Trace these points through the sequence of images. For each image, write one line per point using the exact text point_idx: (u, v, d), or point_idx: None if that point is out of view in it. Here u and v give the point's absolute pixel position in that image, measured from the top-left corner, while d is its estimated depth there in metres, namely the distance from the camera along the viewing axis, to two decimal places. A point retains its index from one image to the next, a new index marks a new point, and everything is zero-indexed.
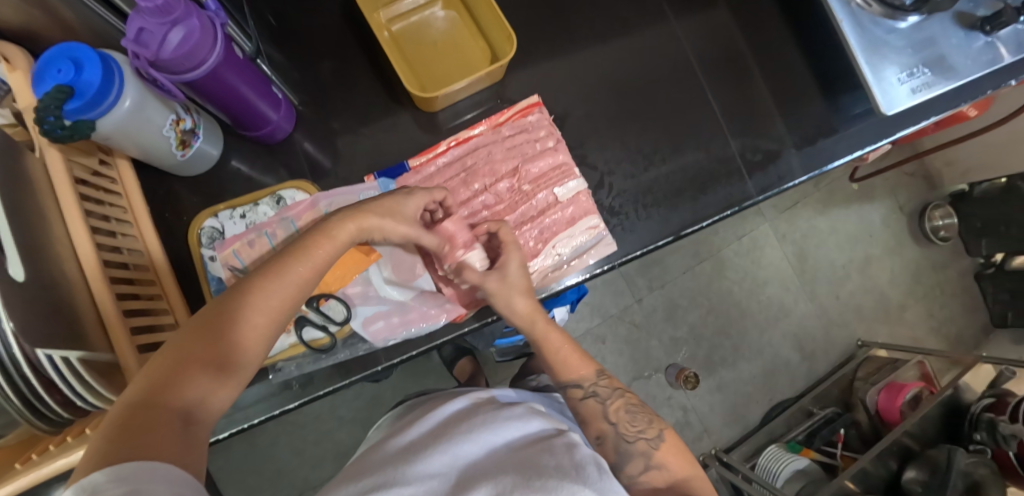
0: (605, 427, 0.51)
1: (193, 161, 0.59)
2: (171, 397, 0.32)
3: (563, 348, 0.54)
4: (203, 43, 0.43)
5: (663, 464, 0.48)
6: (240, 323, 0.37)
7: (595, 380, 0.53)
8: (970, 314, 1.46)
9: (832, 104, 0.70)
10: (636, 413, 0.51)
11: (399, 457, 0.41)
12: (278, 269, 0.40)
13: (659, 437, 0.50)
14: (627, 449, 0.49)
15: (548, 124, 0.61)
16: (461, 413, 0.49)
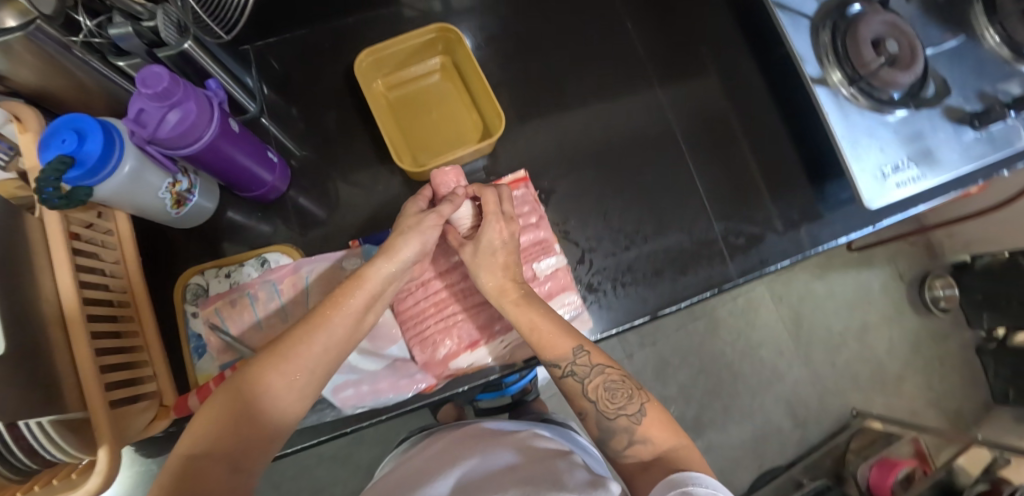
0: (586, 404, 0.49)
1: (187, 216, 0.62)
2: (221, 449, 0.38)
3: (539, 329, 0.52)
4: (200, 122, 0.45)
5: (647, 438, 0.46)
6: (270, 384, 0.40)
7: (573, 358, 0.50)
8: (971, 388, 1.42)
9: (818, 190, 0.71)
10: (615, 388, 0.48)
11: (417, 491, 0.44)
12: (315, 325, 0.43)
13: (641, 411, 0.47)
14: (608, 426, 0.47)
15: (533, 199, 0.63)
16: (468, 444, 0.51)
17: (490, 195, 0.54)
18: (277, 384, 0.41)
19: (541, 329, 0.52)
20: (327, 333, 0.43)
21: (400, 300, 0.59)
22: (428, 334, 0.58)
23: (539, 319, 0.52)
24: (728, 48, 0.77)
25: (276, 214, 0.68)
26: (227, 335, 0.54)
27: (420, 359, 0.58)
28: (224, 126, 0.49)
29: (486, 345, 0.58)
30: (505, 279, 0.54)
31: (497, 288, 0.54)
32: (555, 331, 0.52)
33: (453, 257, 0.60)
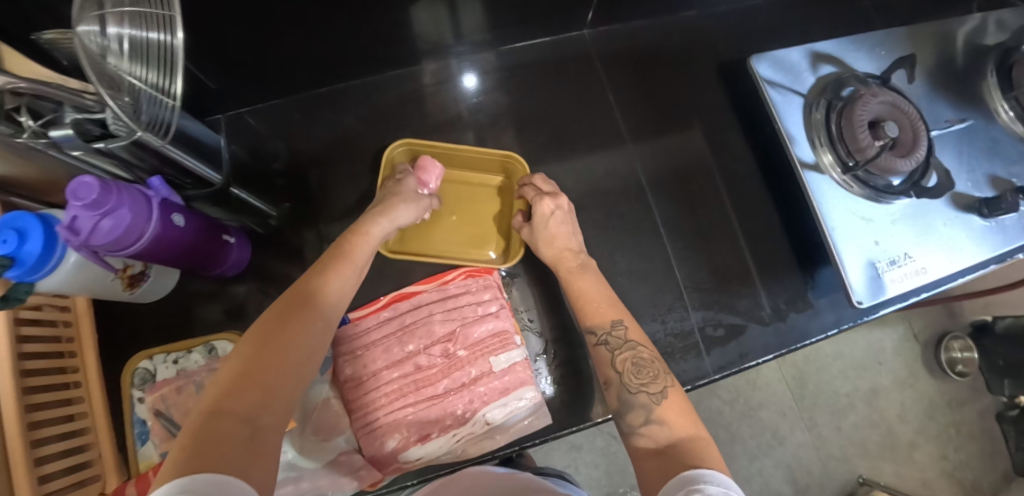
0: (611, 374, 0.48)
1: (145, 293, 0.60)
2: (245, 397, 0.31)
3: (582, 299, 0.55)
4: (136, 223, 0.45)
5: (662, 420, 0.41)
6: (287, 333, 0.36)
7: (609, 328, 0.51)
8: (991, 459, 1.31)
9: (808, 278, 0.67)
10: (642, 365, 0.47)
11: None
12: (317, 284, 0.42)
13: (662, 393, 0.44)
14: (628, 398, 0.45)
15: (494, 286, 0.60)
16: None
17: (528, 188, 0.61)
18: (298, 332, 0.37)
19: (585, 293, 0.55)
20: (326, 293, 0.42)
21: (349, 389, 0.57)
22: (377, 426, 0.55)
23: (587, 287, 0.56)
24: (718, 122, 0.73)
25: (244, 286, 0.68)
26: (171, 424, 0.54)
27: (366, 452, 0.55)
28: (168, 219, 0.49)
29: (438, 439, 0.55)
30: (563, 249, 0.59)
31: (554, 257, 0.59)
32: (600, 300, 0.54)
33: (406, 347, 0.58)
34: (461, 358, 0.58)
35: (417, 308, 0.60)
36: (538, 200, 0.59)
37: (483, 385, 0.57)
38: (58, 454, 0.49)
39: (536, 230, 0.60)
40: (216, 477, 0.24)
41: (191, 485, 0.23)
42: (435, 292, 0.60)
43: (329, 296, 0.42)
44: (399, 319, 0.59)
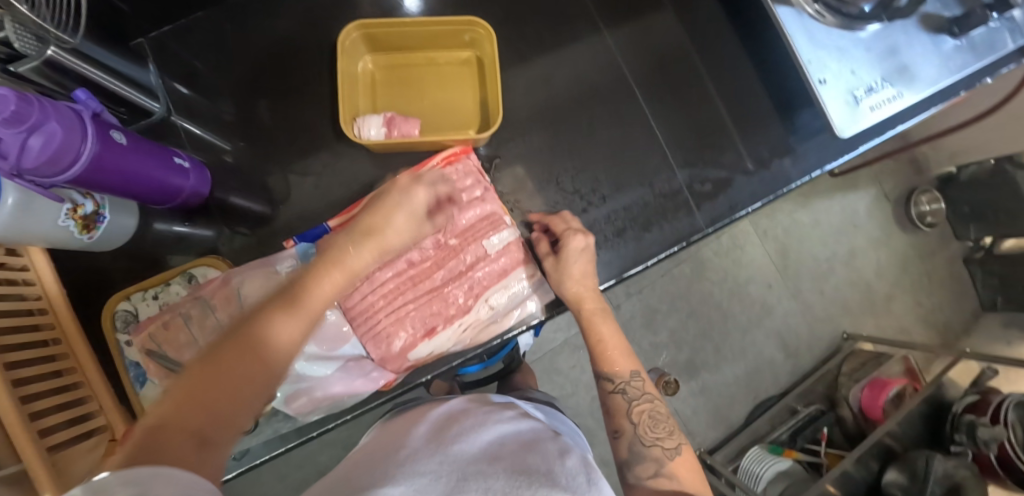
0: (625, 424, 0.50)
1: (105, 238, 0.55)
2: (200, 402, 0.26)
3: (602, 342, 0.54)
4: (70, 140, 0.40)
5: (673, 474, 0.45)
6: (268, 336, 0.31)
7: (628, 379, 0.52)
8: (959, 301, 1.41)
9: (788, 123, 0.66)
10: (659, 419, 0.49)
11: (386, 457, 0.37)
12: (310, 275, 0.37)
13: (676, 448, 0.47)
14: (640, 450, 0.47)
15: (475, 171, 0.57)
16: (455, 414, 0.45)
17: (558, 221, 0.56)
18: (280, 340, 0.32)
19: (604, 339, 0.54)
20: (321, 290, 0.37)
21: (345, 297, 0.55)
22: (381, 328, 0.54)
23: (605, 336, 0.54)
24: None
25: (210, 220, 0.63)
26: (166, 359, 0.51)
27: (375, 356, 0.54)
28: (106, 138, 0.44)
29: (445, 331, 0.55)
30: (584, 289, 0.54)
31: (577, 296, 0.54)
32: (617, 346, 0.54)
33: None
34: (454, 247, 0.56)
35: None
36: (574, 235, 0.53)
37: (480, 270, 0.56)
38: (54, 409, 0.49)
39: (559, 268, 0.54)
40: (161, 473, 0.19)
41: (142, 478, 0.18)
42: None
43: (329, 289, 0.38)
44: None
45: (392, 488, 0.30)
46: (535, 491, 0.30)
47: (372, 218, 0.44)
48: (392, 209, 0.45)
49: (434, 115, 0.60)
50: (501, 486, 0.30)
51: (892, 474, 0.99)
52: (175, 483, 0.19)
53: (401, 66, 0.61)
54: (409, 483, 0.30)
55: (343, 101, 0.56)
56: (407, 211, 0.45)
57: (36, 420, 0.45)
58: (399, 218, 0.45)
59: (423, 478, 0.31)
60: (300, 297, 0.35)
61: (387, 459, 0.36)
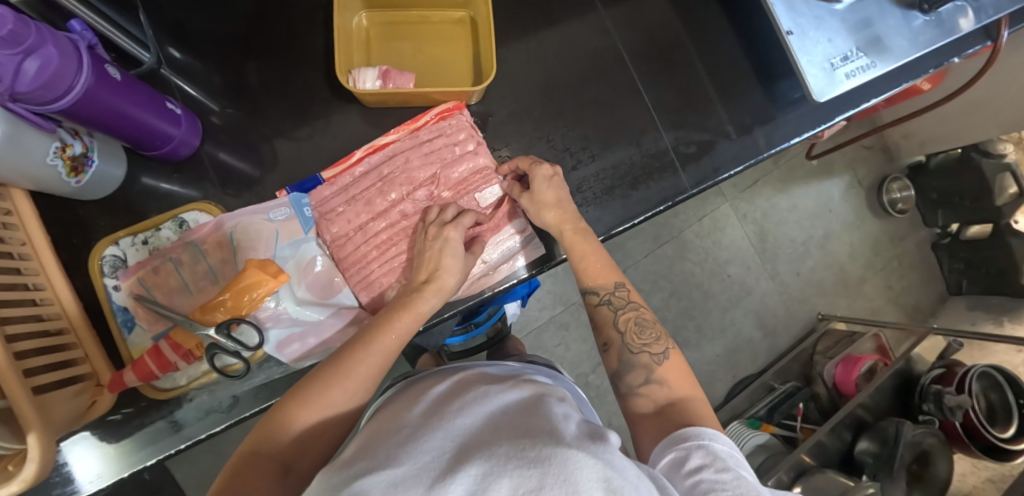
0: (614, 335, 0.49)
1: (92, 185, 0.55)
2: None
3: (586, 258, 0.53)
4: (65, 69, 0.40)
5: (663, 380, 0.45)
6: (320, 405, 0.38)
7: (612, 289, 0.52)
8: (927, 284, 1.47)
9: (769, 91, 0.68)
10: (645, 326, 0.49)
11: (381, 439, 0.33)
12: (366, 340, 0.42)
13: (664, 353, 0.47)
14: (630, 359, 0.47)
15: (468, 126, 0.59)
16: (454, 389, 0.41)
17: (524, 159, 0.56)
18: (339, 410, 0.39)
19: (589, 259, 0.53)
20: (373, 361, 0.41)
21: (338, 247, 0.55)
22: (372, 276, 0.55)
23: (589, 251, 0.53)
24: None
25: (197, 172, 0.62)
26: (153, 302, 0.51)
27: (367, 305, 0.55)
28: (99, 73, 0.44)
29: None
30: (563, 215, 0.53)
31: (556, 221, 0.53)
32: (601, 262, 0.53)
33: (389, 196, 0.56)
34: (447, 199, 0.57)
35: (393, 157, 0.58)
36: (539, 165, 0.54)
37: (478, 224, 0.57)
38: (36, 352, 0.47)
39: (533, 198, 0.54)
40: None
41: None
42: (408, 139, 0.58)
43: (386, 345, 0.43)
44: (377, 171, 0.57)
45: (386, 473, 0.26)
46: (542, 454, 0.26)
47: (427, 268, 0.49)
48: (439, 253, 0.50)
49: (431, 72, 0.61)
50: (505, 453, 0.26)
51: (865, 443, 1.04)
52: None
53: (398, 24, 0.62)
54: (405, 464, 0.27)
55: (340, 52, 0.57)
56: (452, 254, 0.49)
57: (20, 360, 0.44)
58: (448, 260, 0.49)
59: (421, 457, 0.28)
60: (348, 371, 0.40)
61: (383, 442, 0.32)
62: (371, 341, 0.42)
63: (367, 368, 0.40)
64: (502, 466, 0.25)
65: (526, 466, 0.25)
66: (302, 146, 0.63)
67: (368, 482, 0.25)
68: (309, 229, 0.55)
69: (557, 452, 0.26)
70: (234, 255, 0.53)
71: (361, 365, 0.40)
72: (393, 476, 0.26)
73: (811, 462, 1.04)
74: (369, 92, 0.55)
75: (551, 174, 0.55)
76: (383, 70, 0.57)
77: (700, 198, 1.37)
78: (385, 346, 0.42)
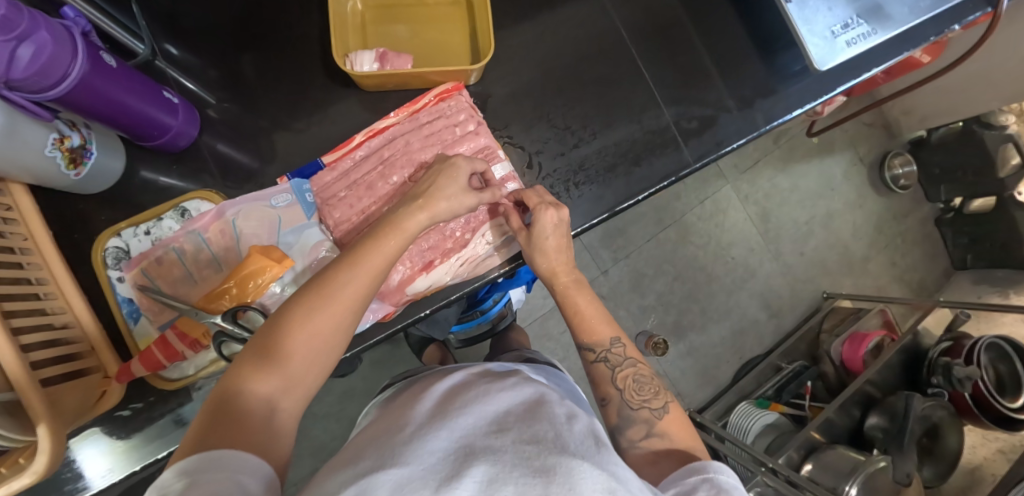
0: (612, 391, 0.49)
1: (91, 178, 0.54)
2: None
3: (586, 310, 0.52)
4: (60, 55, 0.40)
5: (664, 433, 0.44)
6: (308, 327, 0.35)
7: (609, 346, 0.51)
8: (931, 260, 1.46)
9: (770, 63, 0.67)
10: (643, 382, 0.48)
11: (388, 436, 0.35)
12: (352, 259, 0.39)
13: (664, 408, 0.46)
14: (629, 414, 0.47)
15: (468, 107, 0.58)
16: (456, 387, 0.42)
17: (532, 194, 0.54)
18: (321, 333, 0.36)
19: (582, 310, 0.52)
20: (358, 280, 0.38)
21: (342, 232, 0.54)
22: None
23: (584, 304, 0.53)
24: None
25: (196, 162, 0.61)
26: (156, 291, 0.51)
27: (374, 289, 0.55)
28: (94, 60, 0.44)
29: (441, 266, 0.57)
30: (558, 261, 0.53)
31: (551, 270, 0.53)
32: (598, 314, 0.52)
33: (391, 180, 0.56)
34: None
35: (392, 140, 0.57)
36: (544, 210, 0.51)
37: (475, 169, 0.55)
38: (40, 345, 0.47)
39: (532, 239, 0.53)
40: (210, 458, 0.27)
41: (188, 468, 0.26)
42: (407, 121, 0.58)
43: (374, 263, 0.39)
44: (377, 155, 0.57)
45: (395, 472, 0.28)
46: (547, 463, 0.28)
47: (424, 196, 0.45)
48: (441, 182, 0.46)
49: (429, 54, 0.61)
50: (509, 460, 0.28)
51: (875, 419, 1.04)
52: (226, 466, 0.27)
53: (393, 7, 0.61)
54: (413, 465, 0.29)
55: (335, 37, 0.56)
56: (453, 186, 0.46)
57: (25, 352, 0.44)
58: (448, 194, 0.46)
59: (425, 460, 0.29)
60: (333, 294, 0.37)
61: (389, 438, 0.34)
62: (358, 262, 0.39)
63: (352, 288, 0.37)
64: (506, 476, 0.27)
65: (529, 476, 0.27)
66: (301, 134, 0.63)
67: (375, 483, 0.27)
68: (312, 215, 0.55)
69: (560, 461, 0.28)
70: (237, 243, 0.53)
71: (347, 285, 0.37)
72: (402, 476, 0.28)
73: (820, 438, 1.04)
74: (366, 74, 0.54)
75: (557, 220, 0.53)
76: (381, 51, 0.56)
77: (701, 180, 1.36)
78: (371, 265, 0.39)
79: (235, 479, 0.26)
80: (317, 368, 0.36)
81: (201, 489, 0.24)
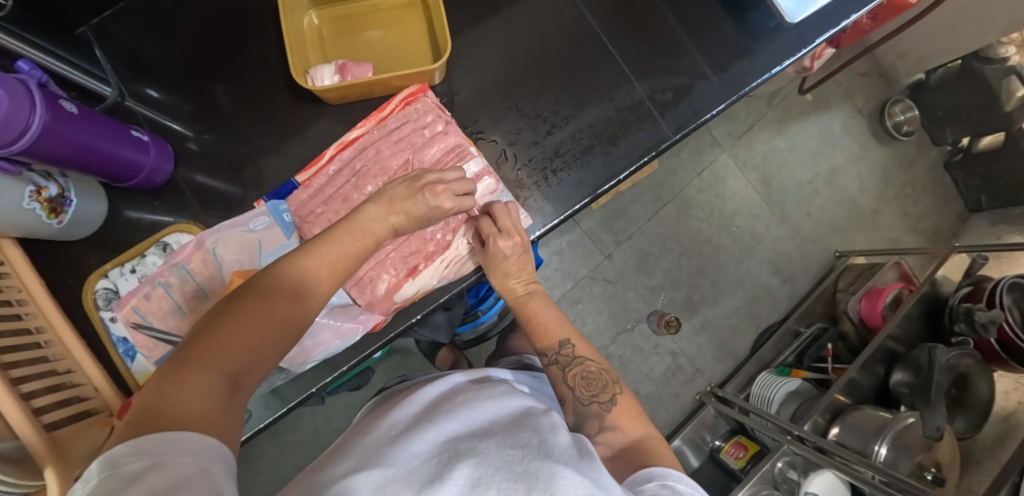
0: (564, 391, 0.47)
1: (75, 224, 0.55)
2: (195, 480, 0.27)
3: (543, 313, 0.54)
4: (17, 110, 0.40)
5: (616, 426, 0.43)
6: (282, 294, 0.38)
7: (558, 349, 0.50)
8: (945, 205, 1.41)
9: (741, 24, 0.65)
10: (592, 377, 0.47)
11: (370, 439, 0.37)
12: (324, 238, 0.43)
13: (612, 400, 0.45)
14: (583, 412, 0.45)
15: (435, 107, 0.58)
16: (444, 395, 0.44)
17: (498, 212, 0.54)
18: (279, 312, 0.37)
19: (538, 316, 0.53)
20: (318, 268, 0.41)
21: None
22: (363, 274, 0.56)
23: (539, 310, 0.54)
24: None
25: (178, 195, 0.62)
26: (152, 330, 0.52)
27: (362, 301, 0.56)
28: (55, 109, 0.44)
29: (427, 270, 0.56)
30: (514, 281, 0.55)
31: (507, 286, 0.55)
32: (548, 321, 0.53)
33: (365, 190, 0.55)
34: None
35: (363, 150, 0.57)
36: (498, 239, 0.53)
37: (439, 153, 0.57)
38: (42, 392, 0.48)
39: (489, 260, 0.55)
40: (175, 436, 0.25)
41: (143, 446, 0.24)
42: (376, 130, 0.57)
43: (345, 242, 0.44)
44: (349, 167, 0.57)
45: (375, 472, 0.30)
46: (531, 469, 0.30)
47: (390, 202, 0.48)
48: (408, 197, 0.49)
49: (391, 59, 0.60)
50: (492, 462, 0.30)
51: (899, 375, 1.02)
52: (185, 447, 0.24)
53: (349, 18, 0.61)
54: (393, 465, 0.30)
55: (294, 54, 0.56)
56: (416, 200, 0.49)
57: (27, 399, 0.45)
58: (412, 206, 0.49)
59: (409, 460, 0.31)
60: (302, 265, 0.40)
61: (369, 443, 0.36)
62: (332, 241, 0.43)
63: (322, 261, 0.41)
64: (491, 480, 0.29)
65: (513, 479, 0.29)
66: (276, 155, 0.63)
67: (358, 478, 0.29)
68: (290, 234, 0.55)
69: (543, 468, 0.30)
70: (219, 270, 0.53)
71: (319, 261, 0.41)
72: (382, 476, 0.29)
73: (845, 400, 1.02)
74: (327, 87, 0.54)
75: (514, 244, 0.55)
76: (339, 62, 0.56)
77: (697, 151, 1.34)
78: (342, 244, 0.43)
79: (201, 465, 0.24)
80: (276, 349, 0.36)
81: (164, 472, 0.22)
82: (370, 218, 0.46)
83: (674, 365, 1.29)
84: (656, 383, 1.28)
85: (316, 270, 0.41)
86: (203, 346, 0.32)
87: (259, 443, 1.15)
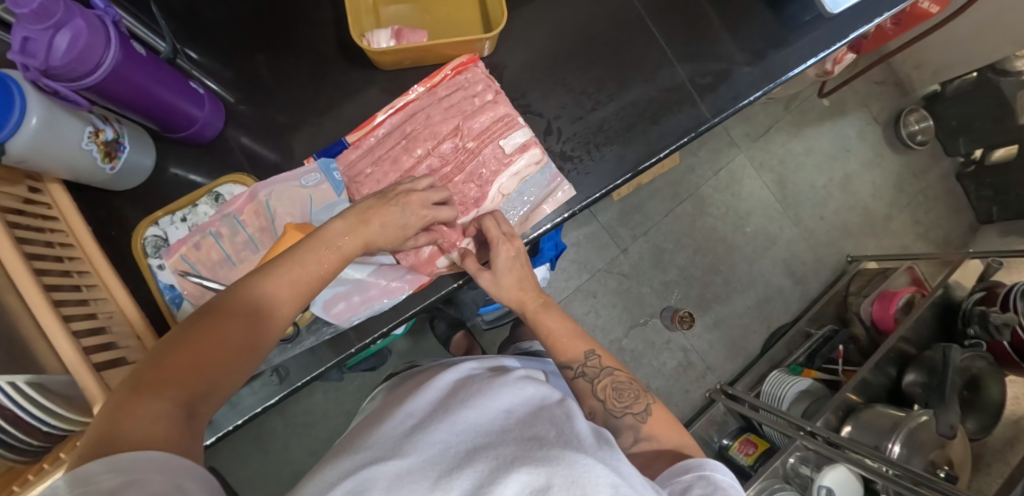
0: (593, 404, 0.47)
1: (125, 173, 0.56)
2: None
3: (558, 326, 0.52)
4: (94, 45, 0.41)
5: (651, 436, 0.44)
6: (250, 310, 0.38)
7: (584, 360, 0.50)
8: (956, 215, 1.43)
9: (779, 15, 0.67)
10: (622, 388, 0.47)
11: (387, 430, 0.37)
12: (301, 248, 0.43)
13: (645, 410, 0.46)
14: (616, 423, 0.45)
15: (485, 77, 0.60)
16: (455, 387, 0.44)
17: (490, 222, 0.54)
18: (244, 327, 0.36)
19: (551, 330, 0.52)
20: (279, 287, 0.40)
21: None
22: None
23: (554, 324, 0.53)
24: None
25: (223, 153, 0.63)
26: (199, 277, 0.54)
27: (406, 262, 0.57)
28: (126, 49, 0.45)
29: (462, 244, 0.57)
30: (523, 290, 0.53)
31: (517, 299, 0.53)
32: (570, 334, 0.52)
33: (415, 152, 0.58)
34: (472, 149, 0.59)
35: (414, 115, 0.59)
36: (501, 246, 0.52)
37: (484, 121, 0.59)
38: (86, 333, 0.48)
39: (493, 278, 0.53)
40: (146, 456, 0.25)
41: (114, 467, 0.23)
42: (427, 95, 0.59)
43: (326, 250, 0.44)
44: (400, 130, 0.59)
45: (394, 463, 0.30)
46: (550, 456, 0.29)
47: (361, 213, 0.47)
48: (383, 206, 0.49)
49: (442, 28, 0.62)
50: (508, 454, 0.29)
51: (912, 376, 1.02)
52: (155, 466, 0.25)
53: None
54: (412, 456, 0.30)
55: (350, 16, 0.58)
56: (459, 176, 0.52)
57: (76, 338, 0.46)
58: (389, 217, 0.48)
59: (427, 450, 0.31)
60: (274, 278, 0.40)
61: (386, 433, 0.36)
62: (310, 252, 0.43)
63: (297, 273, 0.41)
64: (507, 467, 0.28)
65: (532, 465, 0.28)
66: (321, 120, 0.64)
67: (379, 473, 0.29)
68: (341, 192, 0.57)
69: (565, 455, 0.29)
70: (271, 222, 0.56)
71: (292, 274, 0.41)
72: (400, 467, 0.29)
73: (857, 400, 1.03)
74: (383, 48, 0.55)
75: (512, 252, 0.54)
76: (395, 27, 0.59)
77: (715, 151, 1.35)
78: (321, 254, 0.43)
79: (177, 484, 0.25)
80: (239, 368, 0.36)
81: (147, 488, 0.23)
82: (339, 232, 0.45)
83: (685, 361, 1.29)
84: (666, 379, 1.28)
85: (287, 284, 0.40)
86: (163, 369, 0.31)
87: (270, 421, 1.15)
